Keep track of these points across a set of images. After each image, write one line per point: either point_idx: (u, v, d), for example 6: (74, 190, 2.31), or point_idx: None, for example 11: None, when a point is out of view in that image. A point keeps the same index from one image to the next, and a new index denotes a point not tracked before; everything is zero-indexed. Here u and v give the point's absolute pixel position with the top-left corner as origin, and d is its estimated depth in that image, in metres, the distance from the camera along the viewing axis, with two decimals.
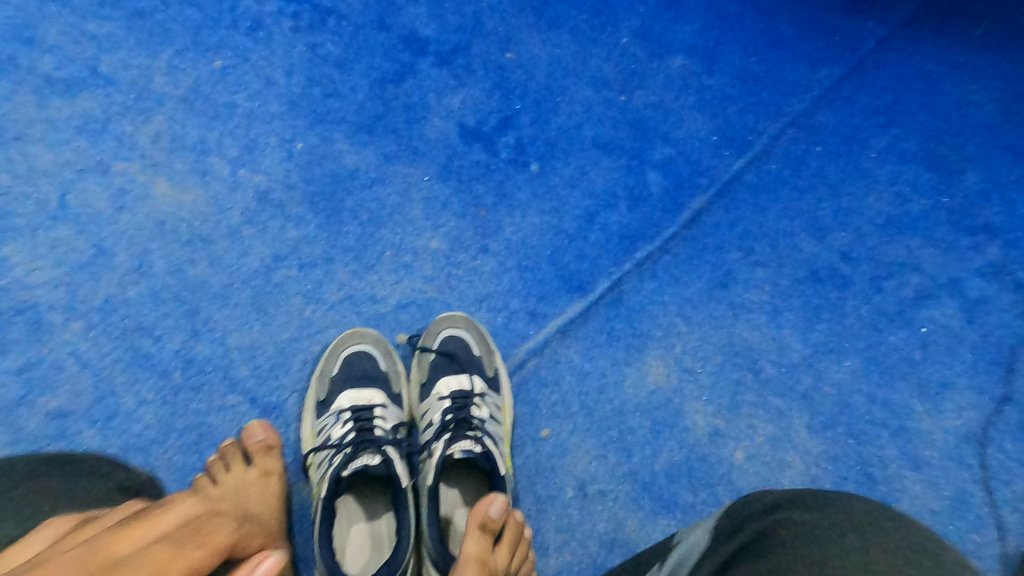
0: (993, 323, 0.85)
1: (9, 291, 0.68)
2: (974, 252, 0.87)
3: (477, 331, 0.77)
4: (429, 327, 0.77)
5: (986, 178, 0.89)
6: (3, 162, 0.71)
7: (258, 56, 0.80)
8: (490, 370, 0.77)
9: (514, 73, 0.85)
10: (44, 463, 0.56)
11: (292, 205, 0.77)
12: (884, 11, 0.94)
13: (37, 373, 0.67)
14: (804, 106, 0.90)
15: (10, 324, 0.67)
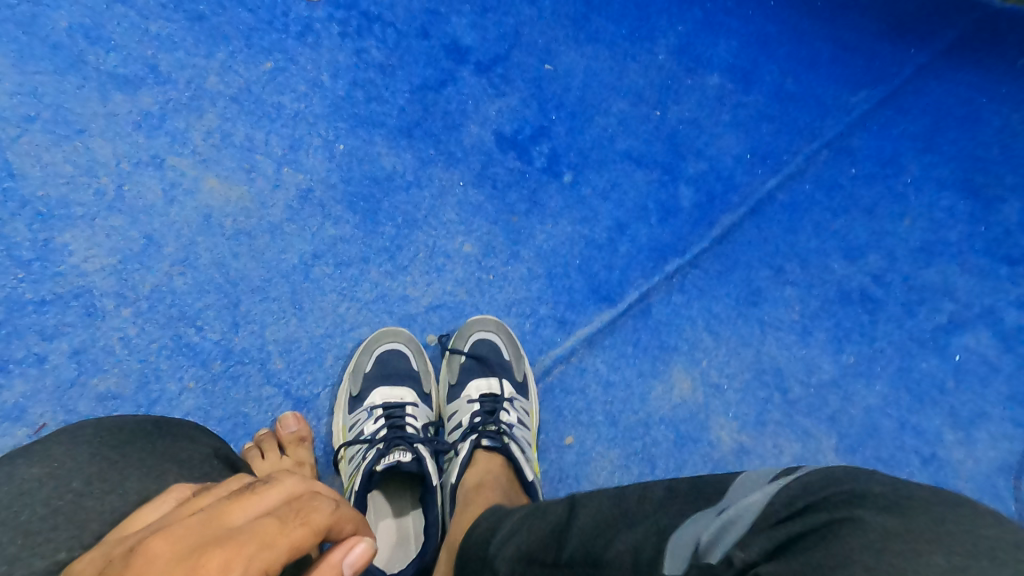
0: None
1: (64, 276, 0.71)
2: (1010, 283, 0.86)
3: (508, 336, 0.79)
4: (461, 329, 0.79)
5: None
6: (64, 152, 0.74)
7: (306, 60, 0.82)
8: (519, 375, 0.78)
9: (551, 84, 0.87)
10: (104, 434, 0.42)
11: (332, 205, 0.79)
12: (925, 37, 0.93)
13: (87, 356, 0.70)
14: (841, 127, 0.90)
15: (65, 308, 0.70)
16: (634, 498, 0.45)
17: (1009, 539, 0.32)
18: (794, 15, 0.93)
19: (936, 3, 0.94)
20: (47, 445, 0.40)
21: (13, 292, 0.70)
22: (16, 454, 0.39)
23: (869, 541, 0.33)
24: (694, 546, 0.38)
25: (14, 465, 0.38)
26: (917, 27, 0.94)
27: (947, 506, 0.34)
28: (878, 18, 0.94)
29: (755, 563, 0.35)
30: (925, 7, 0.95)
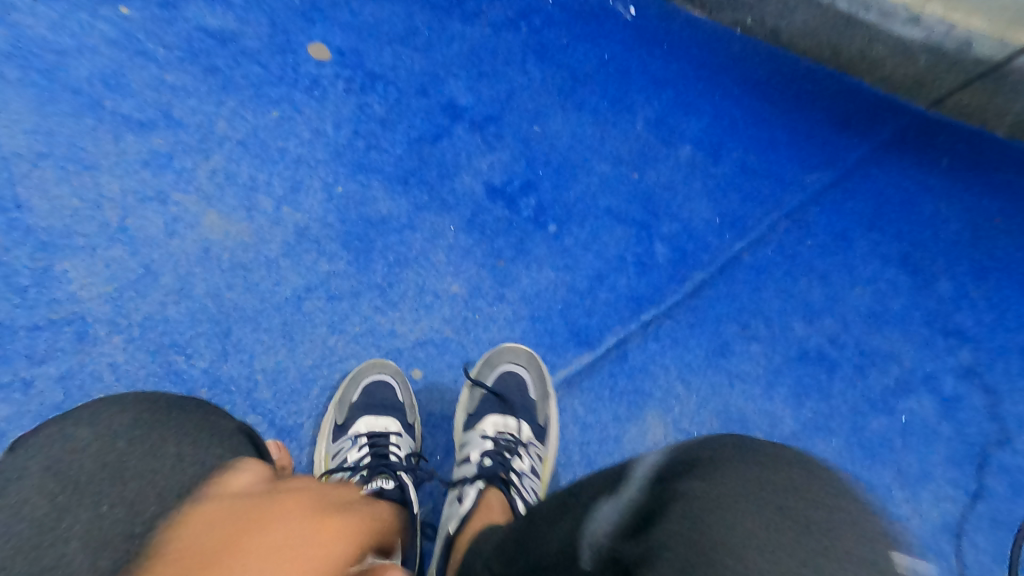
0: (966, 419, 0.91)
1: (60, 302, 0.73)
2: (948, 352, 0.94)
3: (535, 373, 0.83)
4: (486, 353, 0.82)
5: (959, 287, 0.97)
6: (73, 186, 0.78)
7: (312, 110, 0.89)
8: (540, 420, 0.82)
9: (539, 144, 0.95)
10: (146, 406, 0.44)
11: (327, 242, 0.83)
12: (870, 129, 1.03)
13: (75, 381, 0.71)
14: (797, 202, 0.99)
15: (59, 334, 0.72)
16: (575, 487, 0.43)
17: (792, 476, 0.37)
18: (754, 101, 1.02)
19: (875, 101, 1.04)
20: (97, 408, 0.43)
21: (9, 317, 0.72)
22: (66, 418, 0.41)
23: (689, 506, 0.35)
24: (595, 539, 0.36)
25: (64, 426, 0.40)
26: (859, 122, 1.03)
27: (736, 461, 0.39)
28: (826, 110, 1.03)
29: (626, 553, 0.34)
30: (866, 104, 1.03)
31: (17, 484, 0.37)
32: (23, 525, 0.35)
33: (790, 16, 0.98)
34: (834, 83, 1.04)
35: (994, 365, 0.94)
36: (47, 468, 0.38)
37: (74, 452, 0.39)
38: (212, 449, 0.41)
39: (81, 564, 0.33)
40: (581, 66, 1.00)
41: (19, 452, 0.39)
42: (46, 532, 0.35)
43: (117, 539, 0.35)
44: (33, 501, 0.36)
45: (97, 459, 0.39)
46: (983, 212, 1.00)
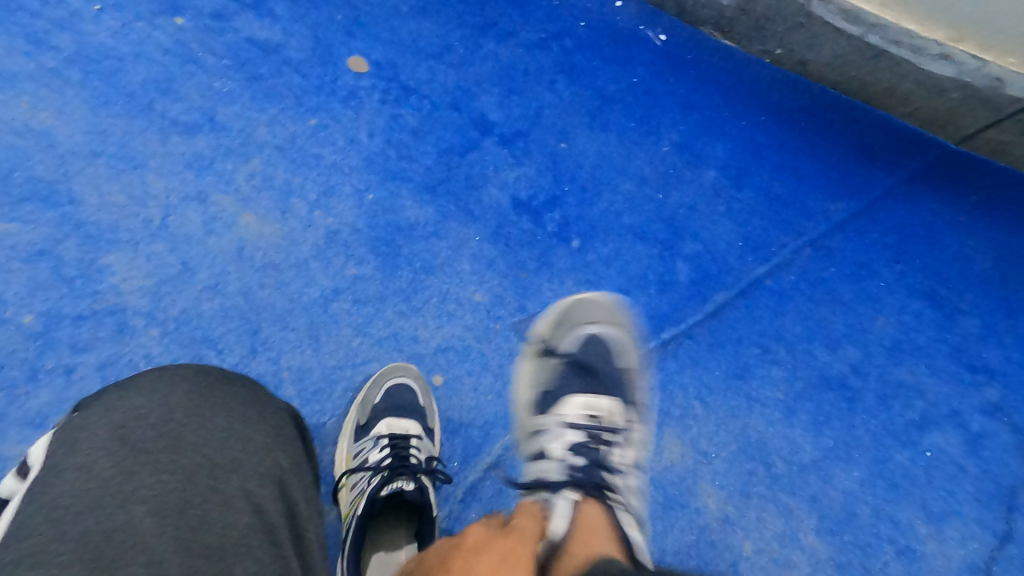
0: (991, 457, 0.90)
1: (102, 294, 0.77)
2: (973, 388, 0.93)
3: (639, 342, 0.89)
4: (593, 308, 0.89)
5: (984, 323, 0.96)
6: (123, 183, 0.82)
7: (348, 119, 0.92)
8: (631, 397, 0.85)
9: (565, 160, 0.97)
10: (195, 376, 0.50)
11: (356, 247, 0.86)
12: (897, 160, 1.01)
13: (113, 370, 0.75)
14: (821, 230, 0.98)
15: (99, 324, 0.76)
16: None
17: None
18: (780, 129, 1.02)
19: (903, 134, 1.02)
20: (152, 377, 0.48)
21: (55, 305, 0.76)
22: (124, 385, 0.47)
23: None
24: None
25: (124, 394, 0.46)
26: (886, 153, 1.02)
27: None
28: (853, 141, 1.02)
29: None
30: (894, 136, 1.02)
31: (85, 444, 0.43)
32: (93, 482, 0.40)
33: (818, 48, 0.99)
34: (861, 115, 1.03)
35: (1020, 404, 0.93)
36: (112, 432, 0.44)
37: (134, 419, 0.45)
38: (255, 427, 0.49)
39: (148, 524, 0.39)
40: (610, 88, 1.02)
41: (85, 414, 0.45)
42: (113, 491, 0.40)
43: (179, 503, 0.41)
44: (101, 459, 0.42)
45: (155, 427, 0.45)
46: (1009, 249, 0.99)
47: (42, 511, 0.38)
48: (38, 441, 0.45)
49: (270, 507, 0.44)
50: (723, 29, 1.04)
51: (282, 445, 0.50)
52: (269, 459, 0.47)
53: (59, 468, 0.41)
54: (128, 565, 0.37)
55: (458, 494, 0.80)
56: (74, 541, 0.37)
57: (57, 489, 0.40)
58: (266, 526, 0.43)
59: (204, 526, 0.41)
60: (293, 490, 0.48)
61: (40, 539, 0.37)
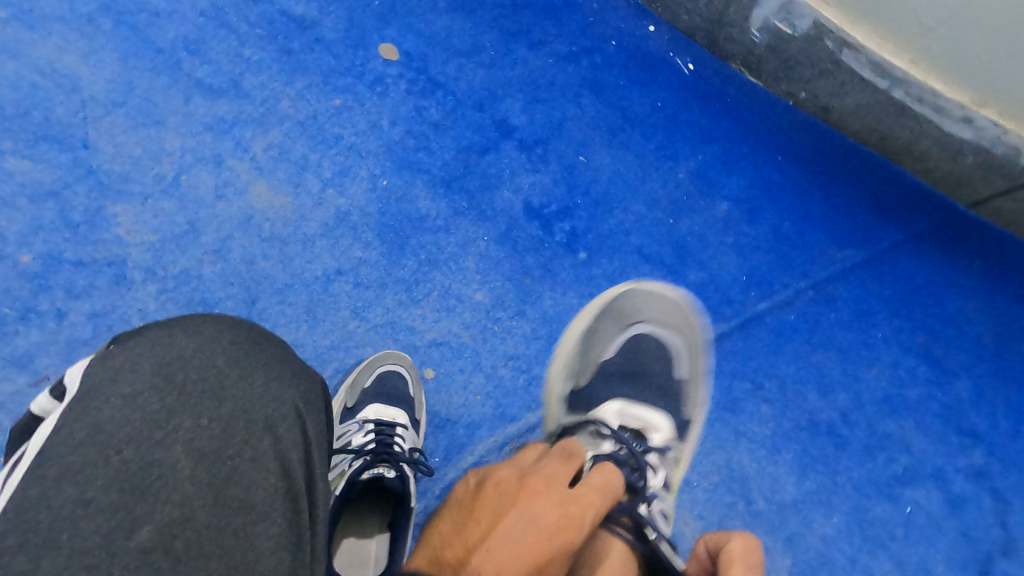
0: (968, 523, 0.90)
1: (107, 244, 0.79)
2: (959, 450, 0.93)
3: (695, 351, 0.90)
4: (659, 302, 0.91)
5: (977, 388, 0.95)
6: (141, 138, 0.84)
7: (372, 103, 0.92)
8: (684, 415, 0.87)
9: (582, 172, 0.96)
10: (237, 330, 0.56)
11: (365, 230, 0.87)
12: (907, 216, 1.00)
13: (106, 320, 0.77)
14: (826, 274, 0.97)
15: (99, 273, 0.78)
16: None
17: None
18: (796, 170, 1.00)
19: (916, 191, 1.00)
20: (198, 324, 0.55)
21: (58, 249, 0.78)
22: (175, 325, 0.54)
23: None
24: None
25: (172, 334, 0.53)
26: (898, 207, 1.00)
27: None
28: (865, 192, 1.00)
29: None
30: (907, 192, 1.01)
31: (134, 376, 0.49)
32: (138, 415, 0.48)
33: (844, 96, 0.96)
34: (877, 167, 1.01)
35: (1004, 474, 0.92)
36: (158, 370, 0.50)
37: (180, 359, 0.51)
38: (287, 389, 0.54)
39: (183, 465, 0.47)
40: (634, 108, 1.00)
41: (132, 346, 0.51)
42: (157, 428, 0.48)
43: (211, 451, 0.48)
44: (147, 394, 0.49)
45: (198, 372, 0.51)
46: (1007, 319, 0.98)
47: (92, 433, 0.46)
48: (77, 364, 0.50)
49: (294, 470, 0.51)
50: (750, 66, 1.01)
51: (310, 408, 0.55)
52: (296, 421, 0.53)
53: (105, 393, 0.48)
54: (164, 500, 0.45)
55: (436, 489, 0.82)
56: (120, 468, 0.45)
57: (102, 415, 0.47)
58: (284, 484, 0.50)
59: (233, 476, 0.48)
60: (316, 453, 0.53)
61: (87, 457, 0.45)
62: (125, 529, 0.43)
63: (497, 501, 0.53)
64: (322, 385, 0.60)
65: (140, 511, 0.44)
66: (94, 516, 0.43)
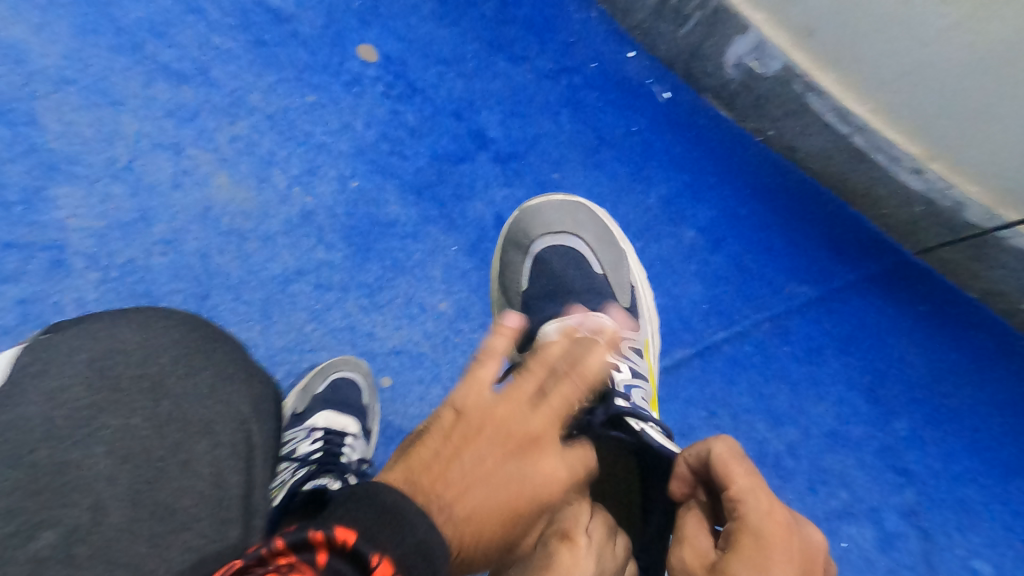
0: (899, 557, 0.93)
1: (46, 227, 0.78)
2: (895, 487, 0.95)
3: (596, 237, 0.93)
4: (547, 208, 0.92)
5: (914, 428, 0.97)
6: (94, 118, 0.82)
7: (346, 104, 0.91)
8: (626, 302, 0.91)
9: (555, 191, 0.96)
10: (189, 326, 0.55)
11: (329, 232, 0.87)
12: (861, 256, 1.02)
13: (39, 305, 0.76)
14: (781, 308, 0.99)
15: (34, 256, 0.77)
16: None
17: None
18: (760, 205, 1.02)
19: (869, 236, 1.02)
20: (149, 316, 0.54)
21: None
22: (121, 317, 0.53)
23: None
24: None
25: (116, 327, 0.52)
26: (851, 249, 1.02)
27: None
28: (823, 230, 1.02)
29: None
30: (863, 232, 1.02)
31: (66, 368, 0.49)
32: (63, 409, 0.47)
33: (808, 138, 0.99)
34: (835, 209, 1.03)
35: (937, 512, 0.94)
36: (93, 365, 0.49)
37: (119, 355, 0.51)
38: (237, 391, 0.53)
39: (103, 466, 0.46)
40: (610, 130, 1.00)
41: (70, 335, 0.51)
42: (84, 424, 0.47)
43: (139, 451, 0.47)
44: (76, 389, 0.48)
45: (137, 368, 0.50)
46: (958, 359, 0.99)
47: (13, 424, 0.45)
48: (8, 353, 0.50)
49: (228, 478, 0.48)
50: (724, 101, 1.03)
51: (260, 415, 0.53)
52: (241, 427, 0.51)
53: (30, 387, 0.47)
54: (76, 502, 0.44)
55: None
56: (32, 467, 0.44)
57: (24, 407, 0.46)
58: (215, 492, 0.47)
59: (158, 479, 0.46)
60: (258, 461, 0.51)
61: (1, 451, 0.44)
62: (22, 534, 0.41)
63: (490, 437, 0.48)
64: (277, 391, 0.59)
65: (45, 515, 0.43)
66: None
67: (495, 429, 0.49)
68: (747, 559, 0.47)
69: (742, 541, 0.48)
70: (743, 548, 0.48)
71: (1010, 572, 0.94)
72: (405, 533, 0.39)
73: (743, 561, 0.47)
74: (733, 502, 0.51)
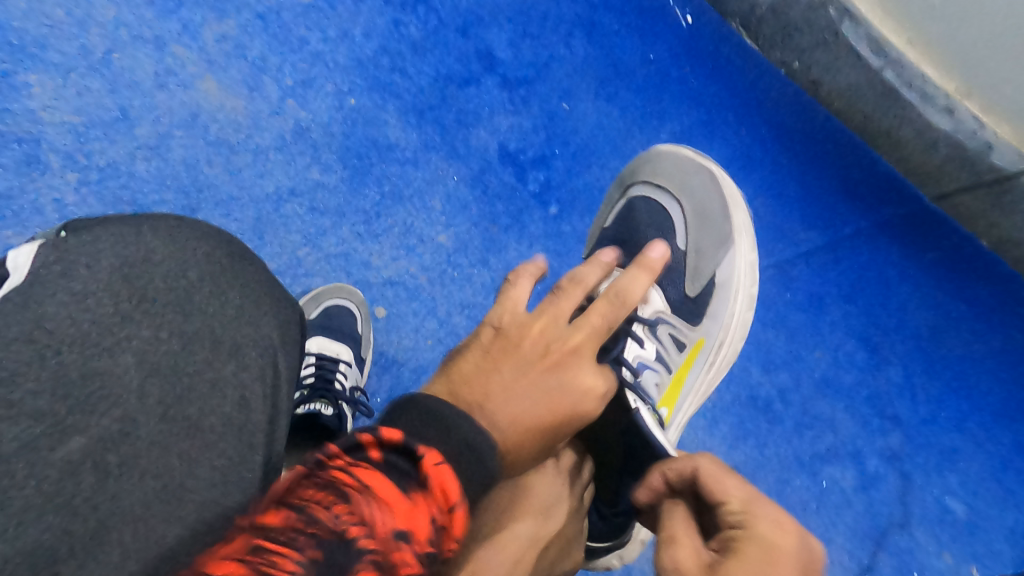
0: (878, 500, 0.94)
1: (18, 117, 0.73)
2: (881, 435, 0.96)
3: (705, 214, 0.81)
4: (666, 161, 0.84)
5: (905, 376, 0.97)
6: (67, 1, 0.77)
7: (344, 8, 0.84)
8: (694, 291, 0.80)
9: (565, 120, 0.91)
10: (218, 240, 0.52)
11: (324, 151, 0.82)
12: (874, 204, 0.98)
13: (14, 204, 0.72)
14: (787, 255, 0.97)
15: (7, 151, 0.73)
16: None
17: None
18: (777, 145, 0.97)
19: (887, 180, 0.98)
20: (177, 228, 0.50)
21: None
22: (145, 222, 0.49)
23: None
24: None
25: (142, 232, 0.48)
26: (866, 193, 0.98)
27: None
28: (839, 177, 0.98)
29: None
30: (879, 179, 0.98)
31: (90, 272, 0.45)
32: (88, 315, 0.44)
33: (836, 72, 0.93)
34: (855, 154, 0.98)
35: (919, 459, 0.96)
36: (119, 270, 0.46)
37: (147, 263, 0.47)
38: (267, 317, 0.51)
39: (132, 379, 0.44)
40: (626, 58, 0.94)
41: (92, 237, 0.46)
42: (110, 334, 0.44)
43: (168, 366, 0.45)
44: (100, 294, 0.45)
45: (166, 280, 0.47)
46: (957, 315, 0.98)
47: (37, 329, 0.42)
48: (27, 248, 0.45)
49: (256, 405, 0.47)
50: (750, 29, 0.97)
51: (289, 343, 0.52)
52: (270, 354, 0.49)
53: (52, 288, 0.43)
54: (105, 412, 0.42)
55: None
56: (59, 373, 0.42)
57: (47, 310, 0.43)
58: (242, 418, 0.46)
59: (187, 397, 0.45)
60: (285, 391, 0.50)
61: (22, 356, 0.41)
62: (53, 439, 0.40)
63: (529, 351, 0.50)
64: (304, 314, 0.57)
65: (74, 423, 0.41)
66: (18, 422, 0.40)
67: (534, 341, 0.51)
68: (757, 564, 0.43)
69: (746, 547, 0.44)
70: (747, 555, 0.44)
71: (983, 519, 0.95)
72: (456, 432, 0.41)
73: (747, 565, 0.43)
74: (739, 513, 0.47)
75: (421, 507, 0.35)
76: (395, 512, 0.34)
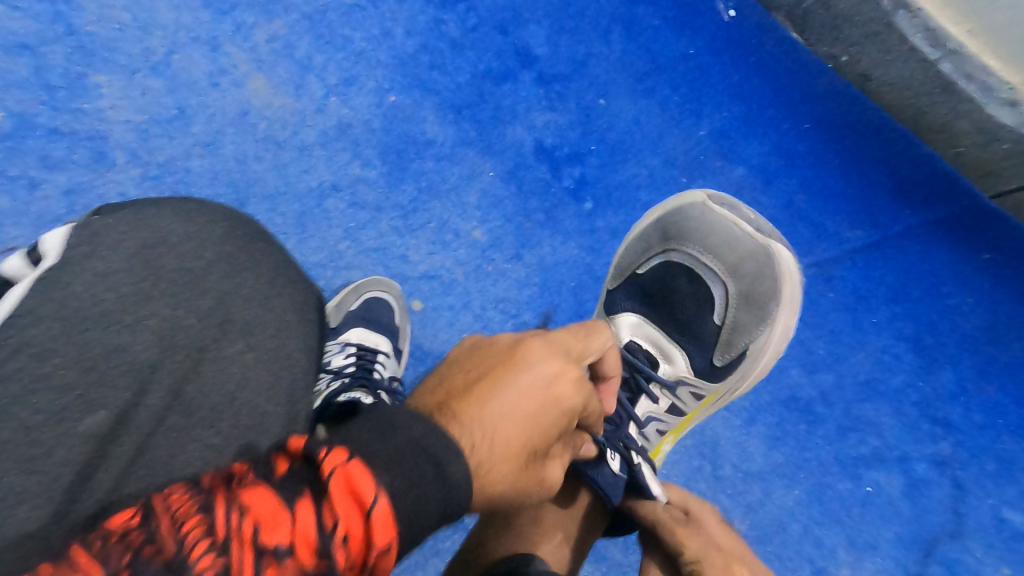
0: (925, 507, 0.91)
1: (87, 115, 0.79)
2: (929, 440, 0.92)
3: (750, 296, 0.81)
4: (719, 227, 0.81)
5: (956, 381, 0.93)
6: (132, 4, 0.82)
7: (387, 8, 0.87)
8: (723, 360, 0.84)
9: (601, 116, 0.91)
10: (232, 224, 0.55)
11: (366, 147, 0.84)
12: (925, 202, 0.94)
13: (83, 196, 0.77)
14: (831, 254, 0.94)
15: (77, 148, 0.78)
16: None
17: None
18: (822, 141, 0.94)
19: (939, 177, 0.94)
20: (193, 209, 0.53)
21: (33, 112, 0.77)
22: (165, 207, 0.52)
23: None
24: None
25: (161, 217, 0.51)
26: (917, 191, 0.94)
27: None
28: (887, 173, 0.94)
29: None
30: (931, 176, 0.94)
31: (112, 253, 0.48)
32: (109, 295, 0.47)
33: (886, 65, 0.90)
34: (906, 148, 0.94)
35: (970, 466, 0.92)
36: (139, 251, 0.49)
37: (163, 245, 0.50)
38: (276, 298, 0.53)
39: (146, 356, 0.47)
40: (665, 53, 0.93)
41: (116, 220, 0.49)
42: (128, 312, 0.47)
43: (180, 342, 0.48)
44: (120, 274, 0.48)
45: (183, 261, 0.50)
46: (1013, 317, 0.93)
47: (62, 308, 0.45)
48: (58, 230, 0.48)
49: (258, 383, 0.49)
50: (796, 20, 0.94)
51: (299, 322, 0.54)
52: (277, 333, 0.52)
53: (77, 269, 0.46)
54: (119, 386, 0.45)
55: None
56: (82, 349, 0.45)
57: (73, 292, 0.46)
58: (242, 395, 0.48)
59: (194, 374, 0.48)
60: (292, 367, 0.51)
61: (49, 333, 0.44)
62: (78, 412, 0.44)
63: (500, 369, 0.46)
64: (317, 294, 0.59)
65: (94, 396, 0.45)
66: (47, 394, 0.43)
67: (505, 357, 0.47)
68: None
69: None
70: None
71: None
72: (421, 467, 0.36)
73: None
74: (688, 563, 0.52)
75: (299, 511, 0.32)
76: (259, 520, 0.31)
